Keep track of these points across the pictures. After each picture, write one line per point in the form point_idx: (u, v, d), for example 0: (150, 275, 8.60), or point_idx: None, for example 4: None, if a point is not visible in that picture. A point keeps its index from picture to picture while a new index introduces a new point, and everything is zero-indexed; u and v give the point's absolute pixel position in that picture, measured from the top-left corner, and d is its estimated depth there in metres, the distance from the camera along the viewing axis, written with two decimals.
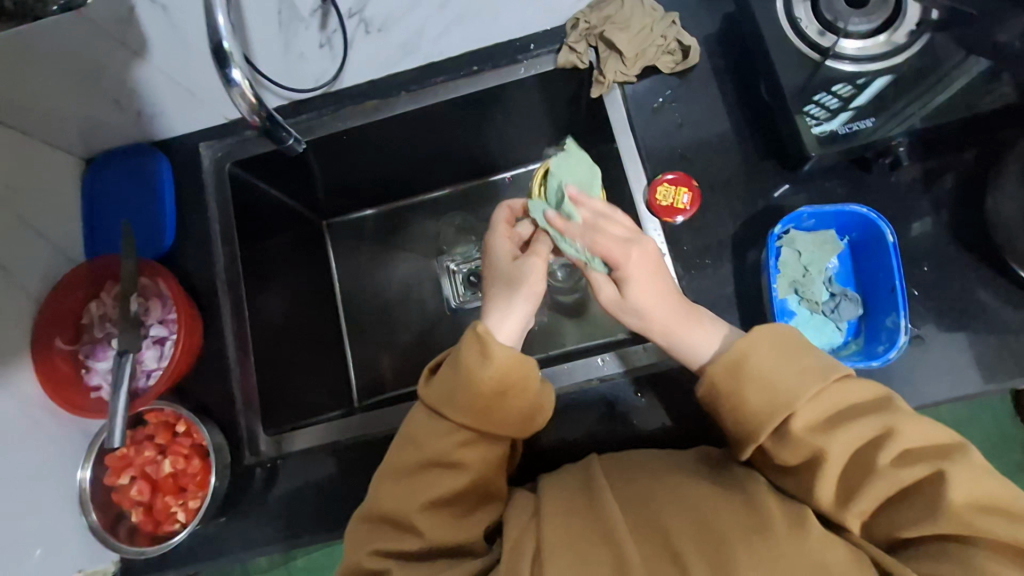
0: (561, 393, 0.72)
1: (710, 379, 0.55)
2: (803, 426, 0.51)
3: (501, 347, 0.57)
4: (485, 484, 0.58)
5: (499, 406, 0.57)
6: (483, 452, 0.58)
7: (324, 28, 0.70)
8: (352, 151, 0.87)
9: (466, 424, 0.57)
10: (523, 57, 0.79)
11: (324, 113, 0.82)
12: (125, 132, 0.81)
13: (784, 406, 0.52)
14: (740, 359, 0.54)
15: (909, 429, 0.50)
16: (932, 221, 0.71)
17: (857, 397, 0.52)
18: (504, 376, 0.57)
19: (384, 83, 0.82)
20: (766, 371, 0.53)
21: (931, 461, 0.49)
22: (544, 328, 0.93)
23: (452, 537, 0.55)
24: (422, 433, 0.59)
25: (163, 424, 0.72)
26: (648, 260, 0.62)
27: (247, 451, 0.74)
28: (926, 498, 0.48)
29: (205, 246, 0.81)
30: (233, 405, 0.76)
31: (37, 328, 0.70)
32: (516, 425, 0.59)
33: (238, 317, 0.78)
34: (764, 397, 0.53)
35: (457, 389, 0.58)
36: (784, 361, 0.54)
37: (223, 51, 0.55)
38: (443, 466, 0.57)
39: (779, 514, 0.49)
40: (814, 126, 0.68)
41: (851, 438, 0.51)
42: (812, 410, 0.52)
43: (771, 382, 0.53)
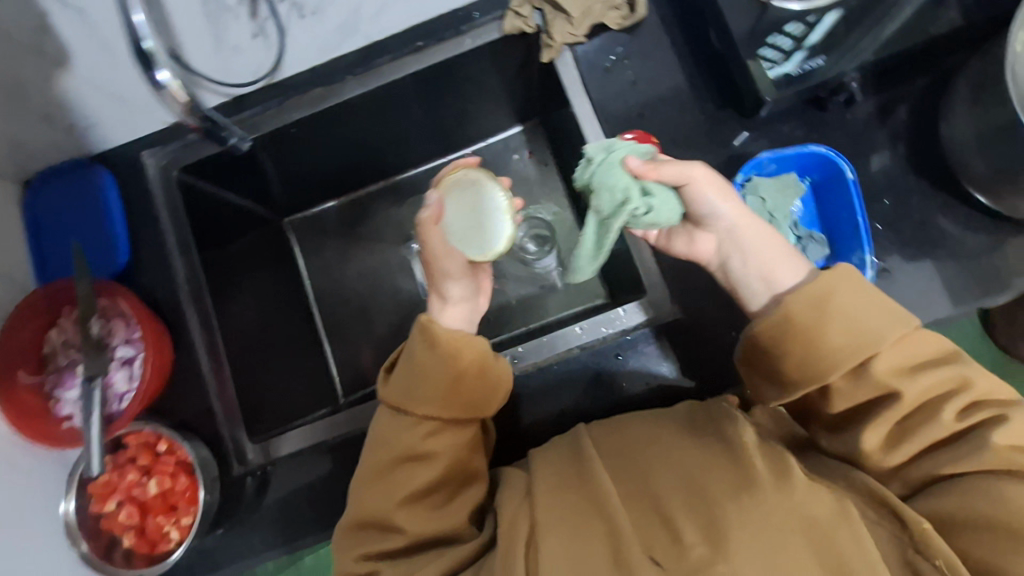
0: (542, 365, 0.71)
1: (784, 318, 0.54)
2: (885, 365, 0.52)
3: (450, 334, 0.59)
4: (462, 468, 0.58)
5: (458, 392, 0.58)
6: (452, 440, 0.58)
7: (255, 16, 0.67)
8: (304, 144, 0.84)
9: (425, 414, 0.58)
10: (466, 26, 0.77)
11: (269, 107, 0.78)
12: (60, 147, 0.77)
13: (865, 352, 0.52)
14: (824, 296, 0.53)
15: (976, 380, 0.52)
16: (889, 153, 0.71)
17: (926, 350, 0.53)
18: (457, 360, 0.58)
19: (327, 70, 0.78)
20: (848, 309, 0.53)
21: (994, 409, 0.51)
22: (524, 301, 0.95)
23: (438, 526, 0.54)
24: (389, 437, 0.58)
25: (143, 445, 0.70)
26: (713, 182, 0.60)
27: (235, 460, 0.73)
28: (977, 440, 0.49)
29: (163, 259, 0.78)
30: (213, 418, 0.75)
31: None
32: (472, 407, 0.59)
33: (207, 328, 0.76)
34: (849, 337, 0.52)
35: (416, 381, 0.58)
36: (866, 300, 0.53)
37: (145, 51, 0.51)
38: (416, 458, 0.57)
39: (761, 476, 0.48)
40: (770, 69, 0.68)
41: (924, 388, 0.52)
42: (891, 353, 0.52)
43: (853, 322, 0.53)
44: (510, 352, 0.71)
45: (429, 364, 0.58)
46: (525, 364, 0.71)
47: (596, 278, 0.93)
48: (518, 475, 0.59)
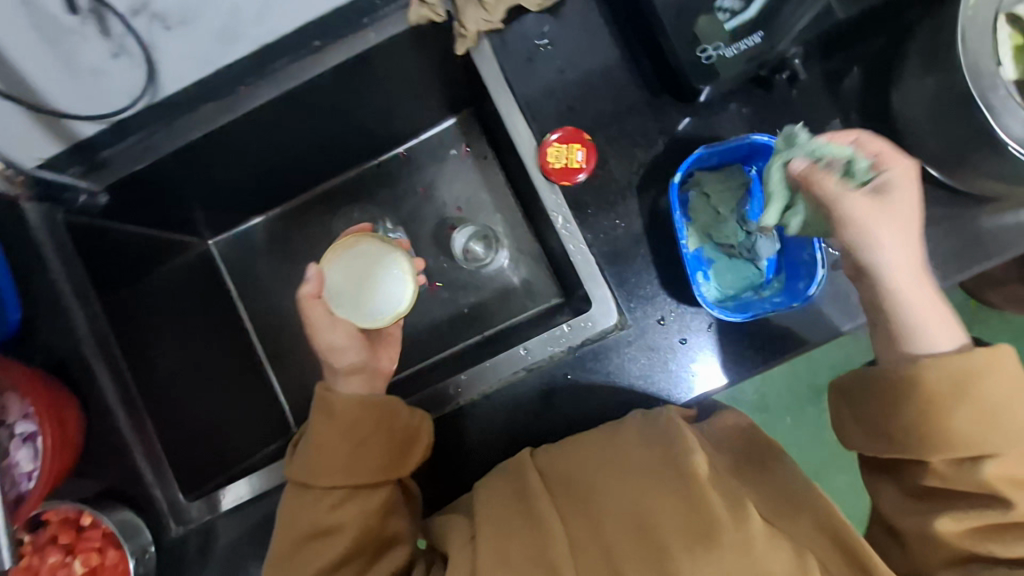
0: (489, 392, 0.67)
1: (933, 378, 0.51)
2: (999, 467, 0.50)
3: (343, 402, 0.63)
4: (374, 534, 0.59)
5: (359, 457, 0.61)
6: (360, 508, 0.60)
7: (108, 34, 0.59)
8: (209, 164, 0.76)
9: (330, 485, 0.60)
10: (369, 18, 0.68)
11: (158, 130, 0.71)
12: None
13: (990, 444, 0.51)
14: (965, 374, 0.51)
15: None
16: (839, 124, 0.66)
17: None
18: (354, 426, 0.62)
19: (215, 81, 0.70)
20: (990, 401, 0.50)
21: None
22: (474, 309, 0.90)
23: None
24: (295, 515, 0.60)
25: (65, 521, 0.65)
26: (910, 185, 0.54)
27: (172, 521, 0.68)
28: None
29: (57, 312, 0.69)
30: (141, 480, 0.68)
31: None
32: (378, 470, 0.62)
33: (121, 385, 0.69)
34: (975, 424, 0.50)
35: (316, 455, 0.61)
36: (1016, 392, 0.51)
37: None
38: (324, 532, 0.59)
39: (719, 520, 0.46)
40: (726, 20, 0.59)
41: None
42: (1012, 459, 0.50)
43: (989, 411, 0.50)
44: (453, 381, 0.67)
45: (325, 436, 0.61)
46: (470, 393, 0.67)
47: (548, 279, 0.87)
48: (457, 517, 0.57)
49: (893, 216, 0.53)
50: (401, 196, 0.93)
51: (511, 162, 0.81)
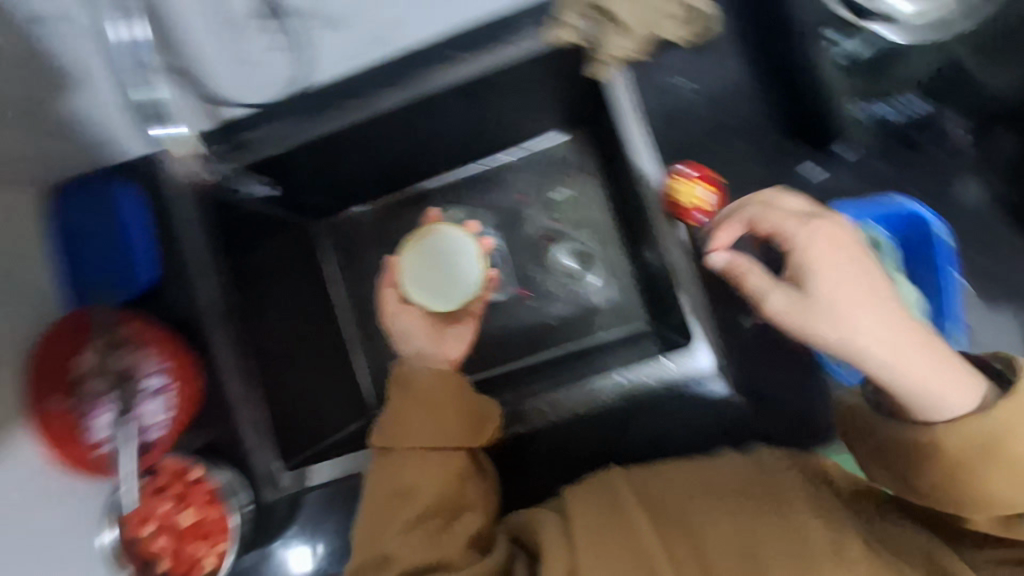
0: (564, 419, 0.75)
1: (942, 457, 0.54)
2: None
3: (421, 377, 0.69)
4: (450, 496, 0.64)
5: (438, 425, 0.66)
6: (438, 474, 0.65)
7: None
8: (339, 158, 0.79)
9: (411, 447, 0.66)
10: (507, 35, 0.71)
11: (291, 118, 0.75)
12: (81, 152, 0.72)
13: (1022, 499, 0.54)
14: (994, 445, 0.53)
15: None
16: (975, 183, 0.89)
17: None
18: (432, 397, 0.67)
19: (360, 79, 0.74)
20: (1022, 461, 0.53)
21: None
22: (562, 320, 0.93)
23: (433, 552, 0.60)
24: (381, 476, 0.65)
25: (174, 473, 0.69)
26: (857, 271, 0.56)
27: (268, 484, 0.73)
28: None
29: (184, 278, 0.73)
30: (243, 441, 0.73)
31: (27, 387, 0.65)
32: (456, 439, 0.67)
33: (237, 348, 0.74)
34: (1008, 479, 0.53)
35: (398, 422, 0.67)
36: None
37: None
38: (405, 492, 0.64)
39: (820, 550, 0.51)
40: (835, 50, 0.81)
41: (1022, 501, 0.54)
42: None
43: (1022, 474, 0.53)
44: (530, 405, 0.75)
45: (407, 408, 0.67)
46: (547, 419, 0.75)
47: (636, 302, 0.91)
48: (546, 513, 0.59)
49: (814, 311, 0.55)
50: (501, 202, 0.96)
51: (624, 184, 0.83)
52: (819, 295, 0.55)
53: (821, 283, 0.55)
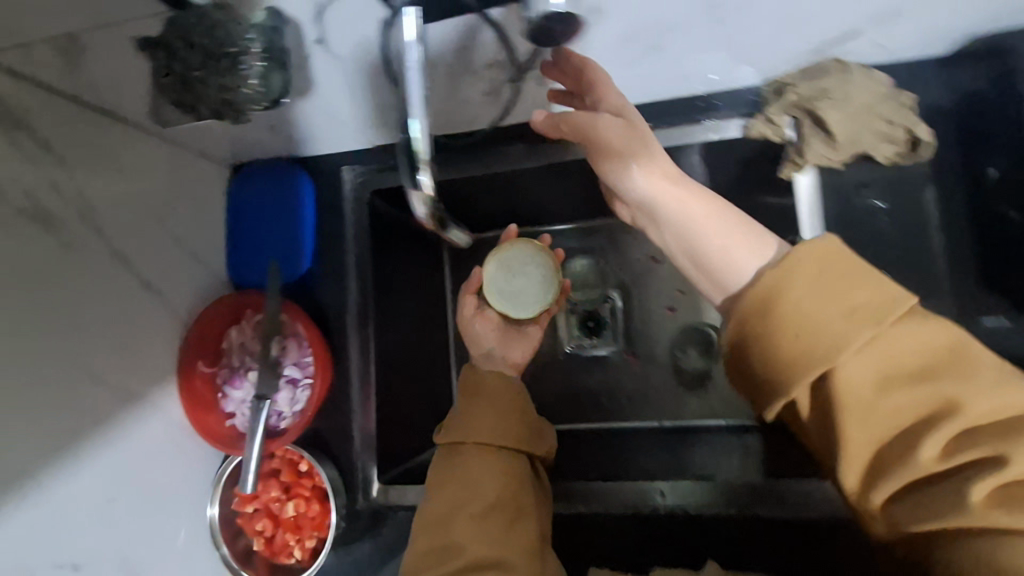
0: (610, 511, 0.72)
1: (761, 325, 0.43)
2: (857, 369, 0.40)
3: (488, 380, 0.71)
4: (513, 495, 0.62)
5: (507, 423, 0.67)
6: (498, 470, 0.63)
7: (492, 78, 0.63)
8: (485, 196, 0.81)
9: (478, 442, 0.65)
10: (704, 116, 0.69)
11: (473, 153, 0.74)
12: (271, 147, 0.79)
13: (944, 393, 0.39)
14: (822, 364, 0.41)
15: (980, 400, 0.38)
16: None
17: (926, 349, 0.40)
18: (501, 401, 0.68)
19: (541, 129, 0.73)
20: (873, 372, 0.40)
21: (994, 441, 0.37)
22: (664, 394, 0.90)
23: (494, 549, 0.58)
24: (445, 468, 0.64)
25: (288, 462, 0.75)
26: (666, 177, 0.54)
27: (360, 495, 0.76)
28: (957, 489, 0.37)
29: (339, 277, 0.81)
30: (349, 443, 0.77)
31: (183, 353, 0.72)
32: (518, 439, 0.66)
33: (365, 352, 0.78)
34: (868, 364, 0.40)
35: (472, 417, 0.67)
36: (841, 298, 0.41)
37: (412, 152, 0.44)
38: (467, 483, 0.62)
39: None
40: None
41: (900, 406, 0.39)
42: (868, 359, 0.40)
43: (810, 319, 0.41)
44: (583, 486, 0.73)
45: (478, 409, 0.67)
46: (593, 504, 0.73)
47: None
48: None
49: (685, 198, 0.53)
50: (630, 263, 0.93)
51: None
52: (672, 188, 0.54)
53: (651, 169, 0.55)
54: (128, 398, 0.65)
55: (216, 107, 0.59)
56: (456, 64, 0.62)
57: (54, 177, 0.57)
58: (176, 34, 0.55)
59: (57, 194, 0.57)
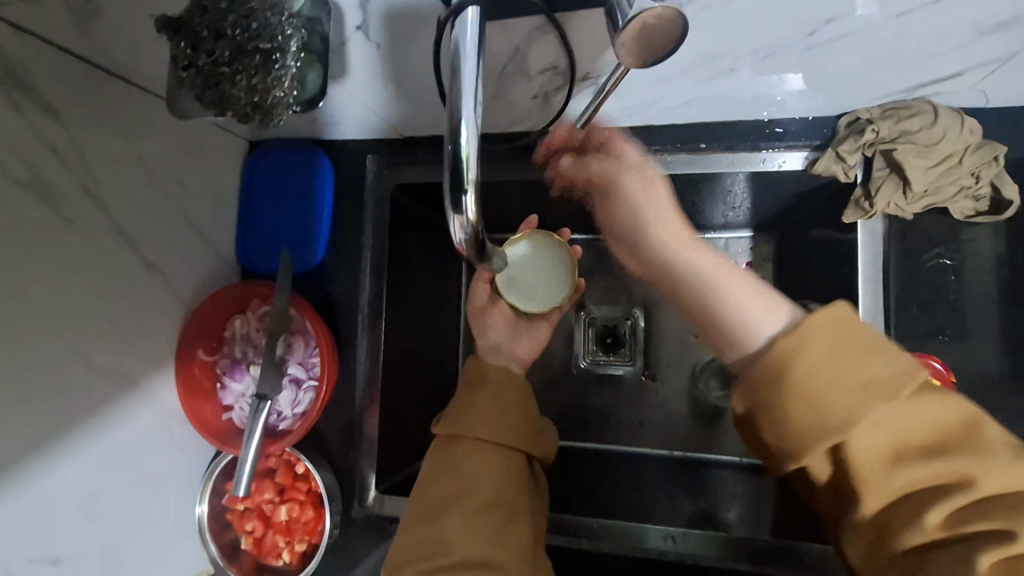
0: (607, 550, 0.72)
1: (768, 398, 0.43)
2: (874, 441, 0.40)
3: (495, 371, 0.64)
4: (511, 496, 0.56)
5: (507, 414, 0.61)
6: (497, 467, 0.57)
7: (544, 85, 0.59)
8: (516, 201, 0.76)
9: (479, 438, 0.59)
10: (766, 144, 0.63)
11: None
12: (293, 126, 0.73)
13: (955, 465, 0.39)
14: (834, 429, 0.41)
15: (995, 474, 0.38)
16: None
17: (931, 420, 0.40)
18: (503, 394, 0.62)
19: None
20: (885, 438, 0.40)
21: (1010, 515, 0.37)
22: (678, 424, 0.85)
23: (486, 550, 0.52)
24: (441, 462, 0.58)
25: (285, 463, 0.73)
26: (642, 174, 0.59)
27: (356, 501, 0.73)
28: (965, 556, 0.37)
29: (353, 271, 0.76)
30: (350, 446, 0.74)
31: (184, 338, 0.68)
32: (520, 435, 0.60)
33: (373, 353, 0.74)
34: (877, 433, 0.40)
35: (472, 408, 0.61)
36: (848, 369, 0.41)
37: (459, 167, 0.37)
38: (462, 480, 0.56)
39: None
40: None
41: (909, 479, 0.40)
42: (884, 428, 0.40)
43: (825, 388, 0.41)
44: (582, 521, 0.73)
45: (482, 398, 0.61)
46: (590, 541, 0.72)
47: None
48: None
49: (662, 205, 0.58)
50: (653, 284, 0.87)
51: None
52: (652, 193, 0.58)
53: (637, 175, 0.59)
54: (124, 385, 0.61)
55: (245, 109, 0.50)
56: (511, 64, 0.59)
57: (55, 143, 0.51)
58: (205, 20, 0.47)
59: (58, 161, 0.51)
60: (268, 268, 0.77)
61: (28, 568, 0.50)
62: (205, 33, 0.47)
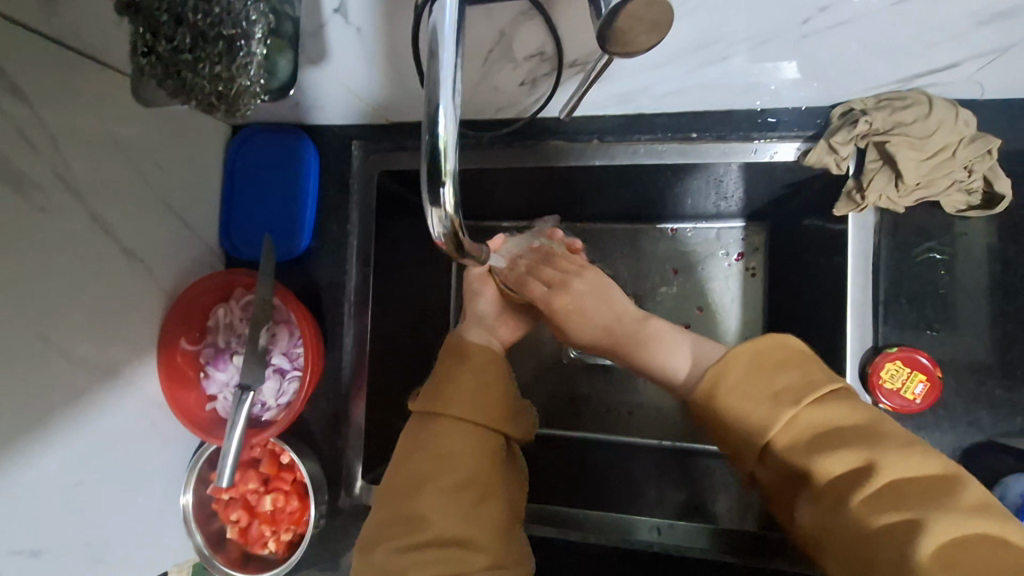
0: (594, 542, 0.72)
1: (711, 411, 0.50)
2: (798, 436, 0.44)
3: (478, 347, 0.63)
4: (484, 475, 0.56)
5: (487, 389, 0.60)
6: (473, 445, 0.57)
7: (532, 71, 0.56)
8: (505, 187, 0.75)
9: (457, 415, 0.58)
10: (758, 134, 0.63)
11: (499, 143, 0.69)
12: (278, 111, 0.71)
13: (861, 453, 0.41)
14: (760, 427, 0.46)
15: (890, 460, 0.40)
16: None
17: (846, 419, 0.44)
18: (486, 371, 0.61)
19: (575, 124, 0.67)
20: (817, 433, 0.44)
21: (910, 501, 0.38)
22: (667, 415, 0.85)
23: (461, 526, 0.52)
24: (416, 438, 0.58)
25: (269, 453, 0.73)
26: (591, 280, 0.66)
27: (343, 491, 0.73)
28: (890, 542, 0.37)
29: (339, 260, 0.75)
30: (337, 436, 0.74)
31: (166, 329, 0.67)
32: (500, 412, 0.60)
33: (360, 343, 0.74)
34: (802, 430, 0.44)
35: (451, 384, 0.60)
36: (762, 381, 0.47)
37: (438, 157, 0.36)
38: (440, 459, 0.56)
39: None
40: None
41: (828, 468, 0.42)
42: (804, 422, 0.44)
43: (746, 397, 0.48)
44: (570, 513, 0.74)
45: (462, 375, 0.60)
46: (576, 533, 0.73)
47: None
48: None
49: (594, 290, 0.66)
50: (645, 274, 0.85)
51: (789, 312, 0.75)
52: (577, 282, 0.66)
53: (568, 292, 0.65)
54: (105, 376, 0.60)
55: (210, 98, 0.47)
56: (497, 49, 0.54)
57: (24, 127, 0.48)
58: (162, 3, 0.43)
59: (28, 148, 0.49)
60: (254, 255, 0.75)
61: (9, 561, 0.49)
62: (165, 17, 0.43)
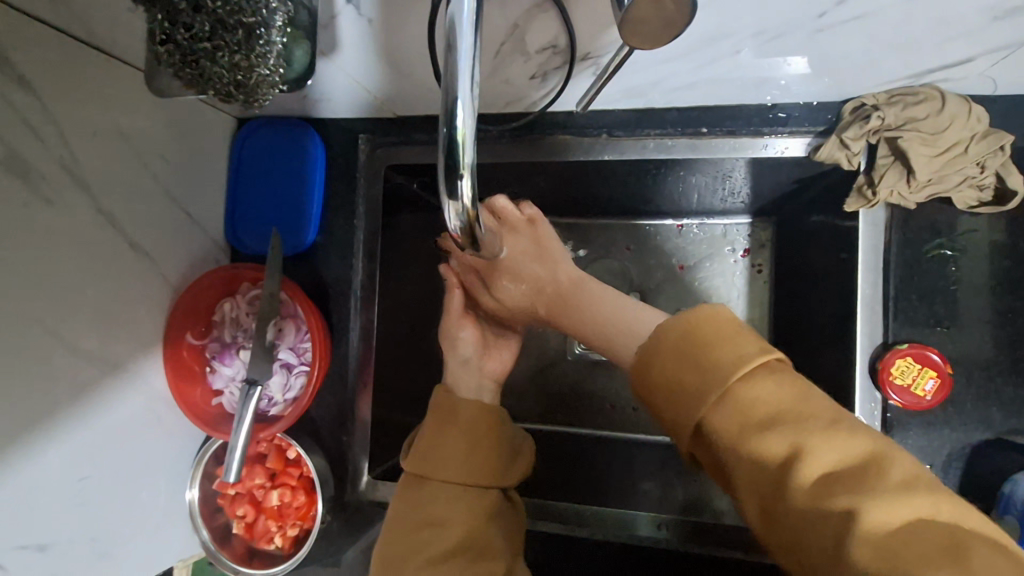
0: (597, 538, 0.72)
1: (646, 385, 0.45)
2: (729, 415, 0.39)
3: (466, 406, 0.63)
4: (479, 535, 0.56)
5: (477, 448, 0.60)
6: (464, 507, 0.57)
7: (543, 64, 0.56)
8: (512, 182, 0.75)
9: (447, 480, 0.58)
10: (769, 129, 0.63)
11: (507, 137, 0.69)
12: (285, 105, 0.71)
13: (793, 435, 0.36)
14: (695, 400, 0.41)
15: (821, 444, 0.35)
16: None
17: (774, 397, 0.39)
18: (476, 429, 0.61)
19: (584, 119, 0.67)
20: (753, 410, 0.39)
21: (848, 486, 0.34)
22: None
23: None
24: (407, 503, 0.58)
25: (276, 448, 0.73)
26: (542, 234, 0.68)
27: (349, 486, 0.73)
28: (831, 536, 0.33)
29: (345, 254, 0.75)
30: (342, 431, 0.74)
31: (173, 323, 0.67)
32: (492, 471, 0.60)
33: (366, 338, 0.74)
34: (737, 407, 0.39)
35: (438, 447, 0.60)
36: (714, 341, 0.42)
37: (455, 149, 0.36)
38: (431, 524, 0.56)
39: None
40: None
41: (757, 452, 0.37)
42: (738, 398, 0.39)
43: (690, 358, 0.42)
44: (569, 509, 0.74)
45: (450, 436, 0.61)
46: (579, 530, 0.73)
47: None
48: None
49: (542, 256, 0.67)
50: (651, 270, 0.85)
51: (796, 309, 0.75)
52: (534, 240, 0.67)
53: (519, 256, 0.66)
54: (112, 370, 0.59)
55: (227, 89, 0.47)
56: (509, 42, 0.53)
57: (31, 118, 0.48)
58: None
59: (37, 140, 0.49)
60: (260, 249, 0.75)
61: (16, 556, 0.49)
62: (184, 4, 0.42)
